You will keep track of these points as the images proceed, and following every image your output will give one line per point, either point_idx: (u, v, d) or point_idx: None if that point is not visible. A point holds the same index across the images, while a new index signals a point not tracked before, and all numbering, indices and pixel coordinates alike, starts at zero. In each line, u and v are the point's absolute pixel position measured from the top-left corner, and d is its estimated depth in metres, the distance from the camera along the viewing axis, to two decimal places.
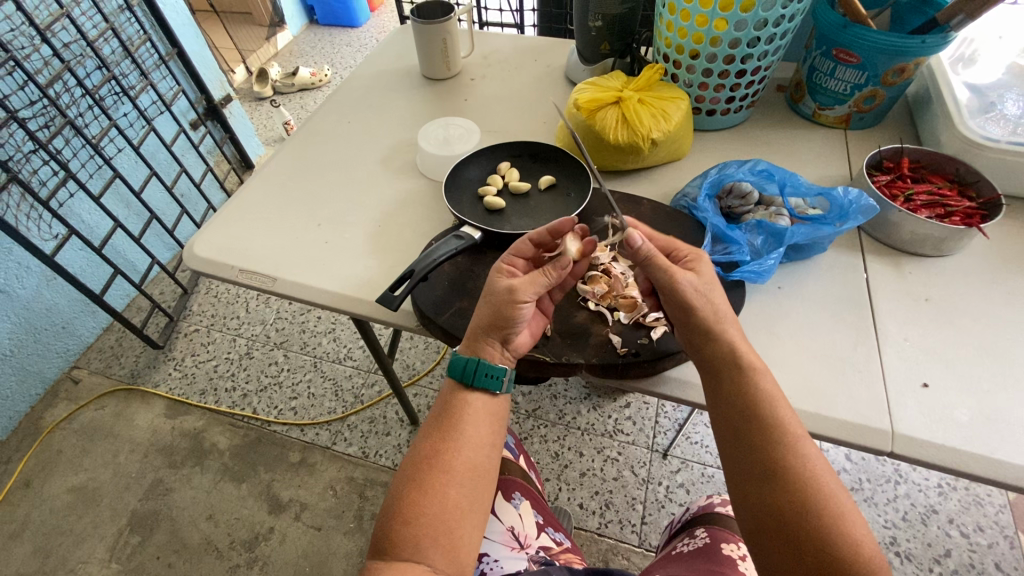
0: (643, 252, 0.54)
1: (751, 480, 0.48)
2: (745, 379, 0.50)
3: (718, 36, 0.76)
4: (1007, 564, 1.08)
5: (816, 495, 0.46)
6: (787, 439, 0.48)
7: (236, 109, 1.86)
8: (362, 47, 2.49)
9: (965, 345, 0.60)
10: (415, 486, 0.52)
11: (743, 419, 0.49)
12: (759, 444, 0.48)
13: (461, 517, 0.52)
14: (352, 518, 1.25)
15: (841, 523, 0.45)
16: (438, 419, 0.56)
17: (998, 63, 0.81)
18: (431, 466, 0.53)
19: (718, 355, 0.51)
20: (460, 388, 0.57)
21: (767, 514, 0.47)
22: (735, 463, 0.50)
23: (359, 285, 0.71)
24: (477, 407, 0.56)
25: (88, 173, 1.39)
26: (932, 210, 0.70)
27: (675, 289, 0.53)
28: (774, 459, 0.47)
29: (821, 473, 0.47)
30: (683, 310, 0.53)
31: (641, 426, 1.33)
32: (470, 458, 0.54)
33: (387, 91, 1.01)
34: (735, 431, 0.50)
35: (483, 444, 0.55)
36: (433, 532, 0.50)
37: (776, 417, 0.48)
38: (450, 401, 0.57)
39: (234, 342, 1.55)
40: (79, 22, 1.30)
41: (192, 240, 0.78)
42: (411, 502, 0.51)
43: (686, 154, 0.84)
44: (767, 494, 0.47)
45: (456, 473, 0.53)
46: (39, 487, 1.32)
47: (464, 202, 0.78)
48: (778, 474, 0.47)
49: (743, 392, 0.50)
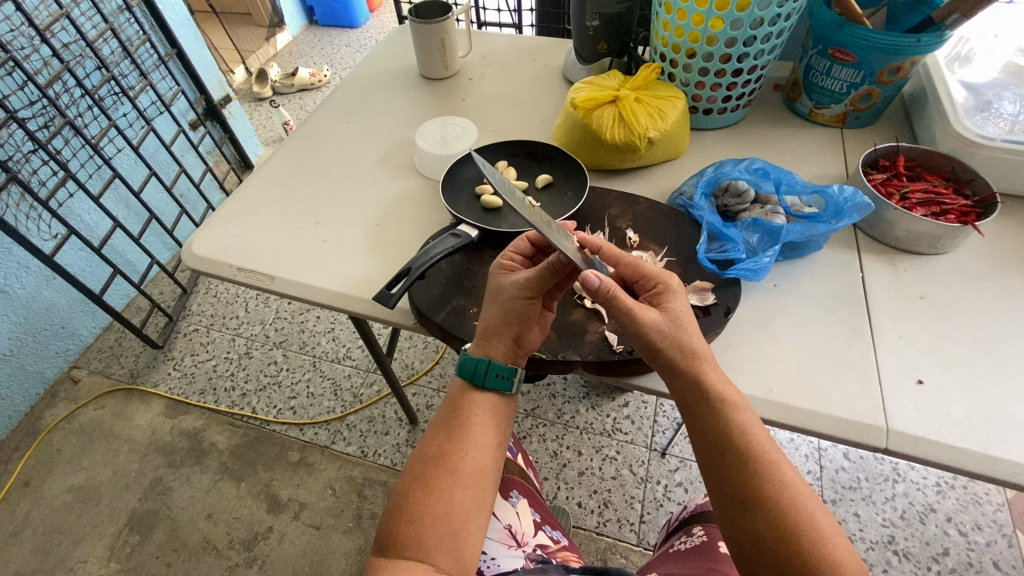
0: (603, 291, 0.51)
1: (732, 509, 0.48)
2: (715, 410, 0.50)
3: (715, 35, 0.76)
4: (1005, 563, 1.08)
5: (796, 520, 0.46)
6: (762, 467, 0.48)
7: (236, 109, 1.86)
8: (361, 48, 2.50)
9: (960, 343, 0.60)
10: (421, 486, 0.52)
11: (717, 450, 0.49)
12: (735, 474, 0.48)
13: (467, 517, 0.52)
14: (350, 517, 1.25)
15: (824, 546, 0.45)
16: (444, 420, 0.56)
17: (995, 62, 0.82)
18: (438, 466, 0.53)
19: (688, 389, 0.51)
20: (469, 389, 0.57)
21: (749, 544, 0.47)
22: (716, 492, 0.50)
23: (357, 284, 0.71)
24: (484, 408, 0.57)
25: (87, 173, 1.40)
26: (927, 208, 0.70)
27: (640, 331, 0.52)
28: (750, 487, 0.47)
29: (801, 498, 0.47)
30: (649, 350, 0.52)
31: (639, 425, 1.33)
32: (477, 459, 0.54)
33: (385, 90, 1.02)
34: (712, 461, 0.50)
35: (489, 445, 0.55)
36: (439, 532, 0.50)
37: (749, 444, 0.48)
38: (459, 401, 0.57)
39: (233, 342, 1.55)
40: (79, 23, 1.31)
41: (190, 239, 0.78)
42: (418, 501, 0.51)
43: (682, 153, 0.84)
44: (748, 523, 0.47)
45: (462, 473, 0.53)
46: (38, 486, 1.32)
47: (461, 201, 0.78)
48: (756, 502, 0.47)
49: (715, 422, 0.50)
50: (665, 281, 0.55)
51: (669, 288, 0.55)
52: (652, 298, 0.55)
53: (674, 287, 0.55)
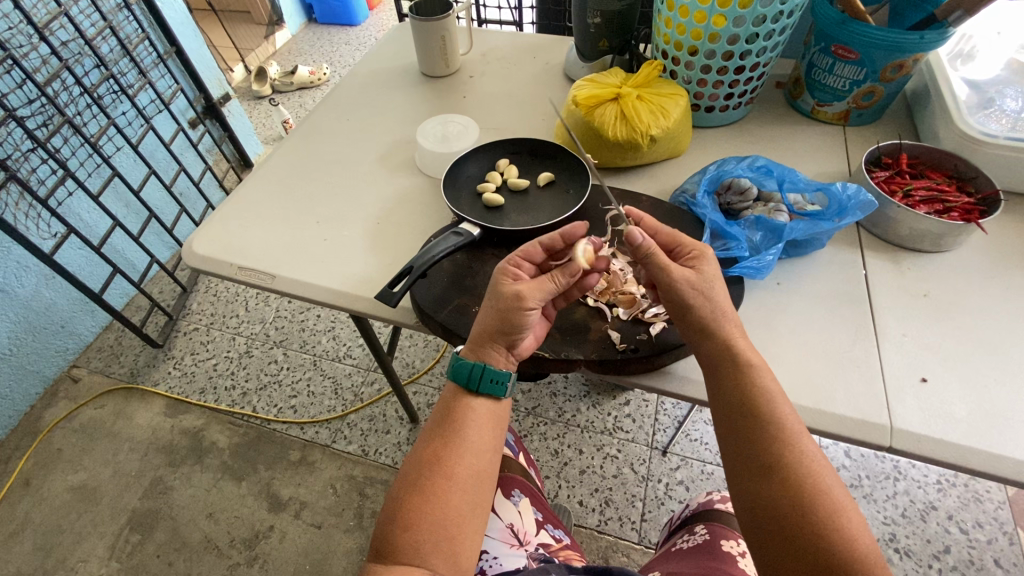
0: (643, 249, 0.53)
1: (749, 475, 0.48)
2: (741, 374, 0.50)
3: (717, 32, 0.76)
4: (1007, 561, 1.08)
5: (812, 489, 0.46)
6: (783, 434, 0.48)
7: (235, 107, 1.85)
8: (361, 46, 2.49)
9: (964, 340, 0.60)
10: (416, 490, 0.52)
11: (740, 413, 0.49)
12: (755, 437, 0.48)
13: (462, 522, 0.52)
14: (351, 516, 1.25)
15: (839, 518, 0.45)
16: (440, 424, 0.56)
17: (998, 59, 0.81)
18: (432, 471, 0.53)
19: (715, 352, 0.52)
20: (463, 393, 0.57)
21: (763, 510, 0.47)
22: (733, 458, 0.50)
23: (358, 283, 0.71)
24: (479, 412, 0.56)
25: (87, 172, 1.39)
26: (931, 205, 0.70)
27: (672, 284, 0.52)
28: (769, 451, 0.47)
29: (818, 469, 0.47)
30: (680, 306, 0.53)
31: (640, 423, 1.33)
32: (472, 463, 0.54)
33: (386, 89, 1.01)
34: (732, 424, 0.50)
35: (484, 449, 0.55)
36: (433, 538, 0.50)
37: (772, 411, 0.48)
38: (453, 405, 0.56)
39: (233, 341, 1.55)
40: (78, 21, 1.30)
41: (190, 238, 0.77)
42: (412, 507, 0.51)
43: (685, 150, 0.84)
44: (763, 488, 0.47)
45: (457, 478, 0.52)
46: (39, 486, 1.32)
47: (463, 200, 0.78)
48: (774, 467, 0.47)
49: (740, 386, 0.50)
50: (701, 248, 0.55)
51: (704, 255, 0.55)
52: (686, 263, 0.55)
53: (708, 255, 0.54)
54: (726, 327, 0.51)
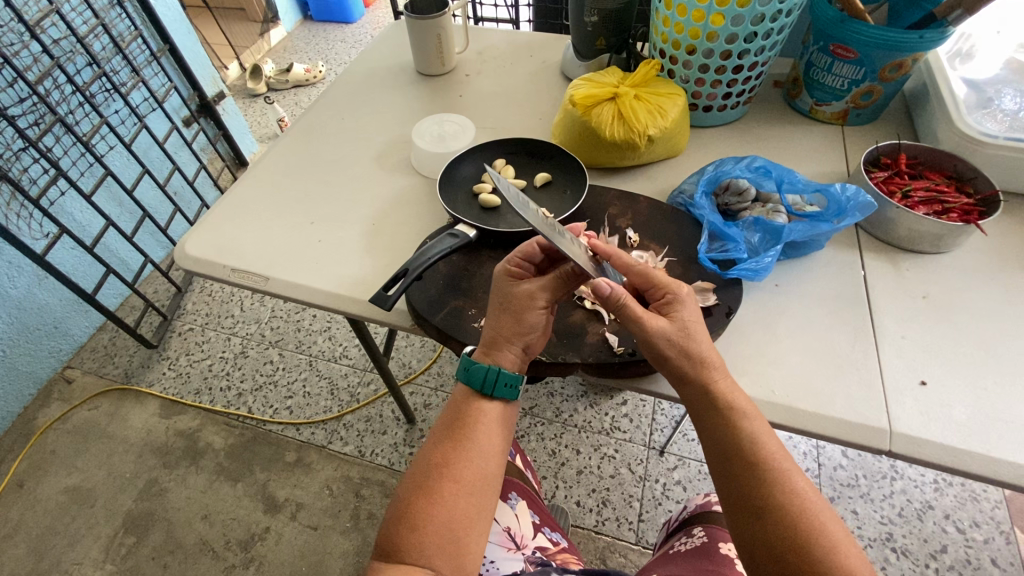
0: (614, 299, 0.51)
1: (743, 518, 0.48)
2: (725, 416, 0.50)
3: (715, 31, 0.75)
4: (1003, 559, 1.09)
5: (806, 528, 0.45)
6: (771, 474, 0.47)
7: (230, 105, 1.84)
8: (357, 43, 2.47)
9: (962, 342, 0.60)
10: (422, 493, 0.51)
11: (727, 457, 0.49)
12: (744, 480, 0.48)
13: (469, 525, 0.51)
14: (348, 517, 1.25)
15: (836, 555, 0.44)
16: (449, 425, 0.55)
17: (996, 58, 0.81)
18: (441, 473, 0.52)
19: (696, 397, 0.51)
20: (476, 396, 0.56)
21: (760, 552, 0.46)
22: (725, 501, 0.49)
23: (353, 284, 0.70)
24: (489, 416, 0.56)
25: (80, 171, 1.38)
26: (930, 206, 0.70)
27: (648, 338, 0.52)
28: (759, 494, 0.47)
29: (811, 506, 0.46)
30: (658, 357, 0.52)
31: (638, 423, 1.33)
32: (481, 467, 0.53)
33: (381, 87, 1.00)
34: (721, 469, 0.49)
35: (493, 453, 0.54)
36: (440, 539, 0.50)
37: (759, 451, 0.48)
38: (464, 408, 0.56)
39: (229, 341, 1.54)
40: (69, 19, 1.29)
41: (183, 240, 0.76)
42: (419, 507, 0.51)
43: (682, 150, 0.83)
44: (757, 531, 0.47)
45: (465, 481, 0.52)
46: (33, 488, 1.31)
47: (459, 200, 0.77)
48: (765, 509, 0.46)
49: (726, 429, 0.49)
50: (676, 291, 0.54)
51: (678, 298, 0.55)
52: (661, 306, 0.55)
53: (683, 297, 0.54)
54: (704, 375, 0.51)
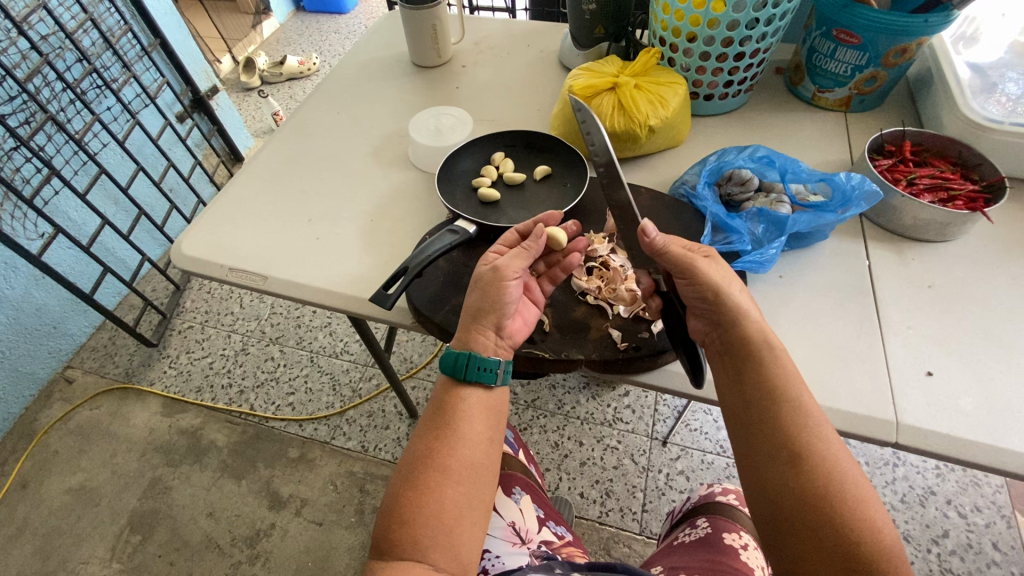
0: (660, 245, 0.54)
1: (773, 466, 0.48)
2: (766, 358, 0.50)
3: (716, 18, 0.74)
4: (1004, 544, 1.09)
5: (837, 478, 0.46)
6: (808, 421, 0.48)
7: (223, 100, 1.81)
8: (350, 34, 2.44)
9: (969, 332, 0.59)
10: (412, 487, 0.51)
11: (767, 401, 0.49)
12: (780, 425, 0.48)
13: (461, 514, 0.51)
14: (352, 512, 1.25)
15: (861, 508, 0.45)
16: (433, 415, 0.55)
17: (1000, 43, 0.80)
18: (428, 467, 0.51)
19: (743, 340, 0.51)
20: (454, 386, 0.55)
21: (786, 501, 0.47)
22: (755, 449, 0.49)
23: (352, 282, 0.69)
24: (472, 405, 0.55)
25: (73, 170, 1.37)
26: (934, 194, 0.69)
27: (695, 276, 0.53)
28: (793, 442, 0.47)
29: (842, 458, 0.47)
30: (710, 295, 0.53)
31: (640, 414, 1.33)
32: (467, 455, 0.52)
33: (376, 80, 0.98)
34: (755, 416, 0.50)
35: (477, 438, 0.53)
36: (434, 533, 0.49)
37: (797, 397, 0.49)
38: (444, 399, 0.55)
39: (229, 339, 1.54)
40: (57, 13, 1.27)
41: (179, 240, 0.75)
42: (409, 503, 0.50)
43: (684, 140, 0.82)
44: (789, 478, 0.47)
45: (452, 471, 0.51)
46: (37, 488, 1.31)
47: (458, 196, 0.76)
48: (798, 457, 0.47)
49: (768, 374, 0.50)
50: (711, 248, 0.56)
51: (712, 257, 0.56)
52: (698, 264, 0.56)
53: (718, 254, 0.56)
54: (748, 319, 0.52)
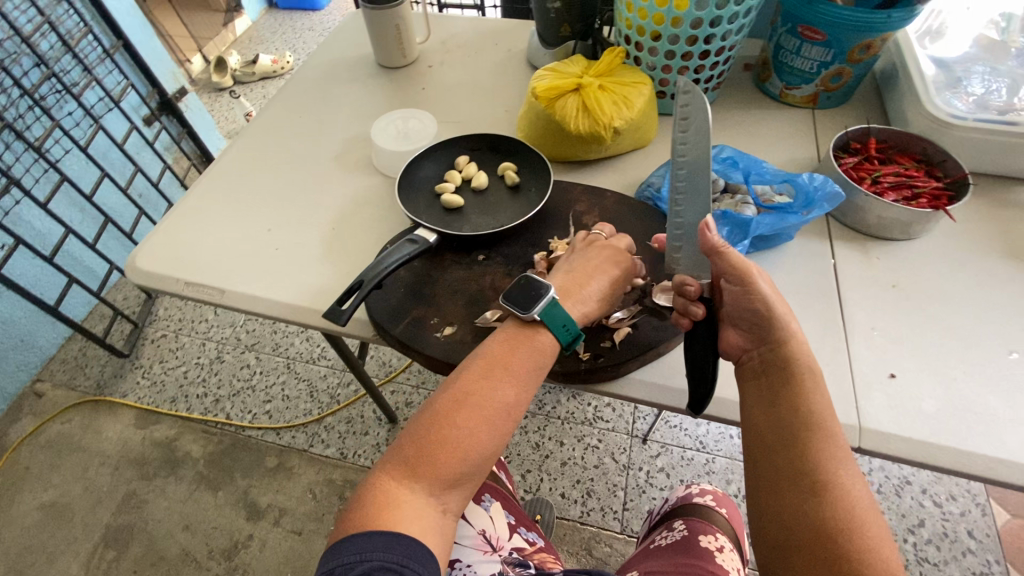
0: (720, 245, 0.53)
1: (794, 491, 0.46)
2: (807, 386, 0.49)
3: (680, 16, 0.73)
4: (979, 531, 1.11)
5: (859, 513, 0.44)
6: (839, 451, 0.47)
7: (193, 102, 1.76)
8: (325, 30, 2.39)
9: (931, 331, 0.59)
10: (449, 416, 0.47)
11: (802, 425, 0.48)
12: (811, 451, 0.47)
13: (489, 457, 0.48)
14: (332, 521, 1.23)
15: (881, 549, 0.43)
16: (495, 354, 0.51)
17: (966, 36, 0.79)
18: (475, 402, 0.48)
19: (779, 367, 0.50)
20: (534, 330, 0.53)
21: (804, 528, 0.45)
22: (776, 473, 0.48)
23: (312, 294, 0.67)
24: (536, 356, 0.52)
25: (34, 179, 1.33)
26: (898, 192, 0.69)
27: (750, 288, 0.51)
28: (819, 469, 0.46)
29: (865, 495, 0.45)
30: (755, 314, 0.51)
31: (620, 413, 1.33)
32: (513, 406, 0.50)
33: (340, 82, 0.96)
34: (783, 438, 0.48)
35: (529, 388, 0.51)
36: (460, 467, 0.47)
37: (831, 426, 0.48)
38: (512, 342, 0.52)
39: (203, 347, 1.50)
40: (12, 17, 1.22)
41: (134, 253, 0.73)
42: (446, 430, 0.47)
43: (651, 140, 0.81)
44: (807, 505, 0.45)
45: (495, 417, 0.49)
46: (7, 506, 1.28)
47: (421, 203, 0.74)
48: (822, 485, 0.45)
49: (804, 400, 0.49)
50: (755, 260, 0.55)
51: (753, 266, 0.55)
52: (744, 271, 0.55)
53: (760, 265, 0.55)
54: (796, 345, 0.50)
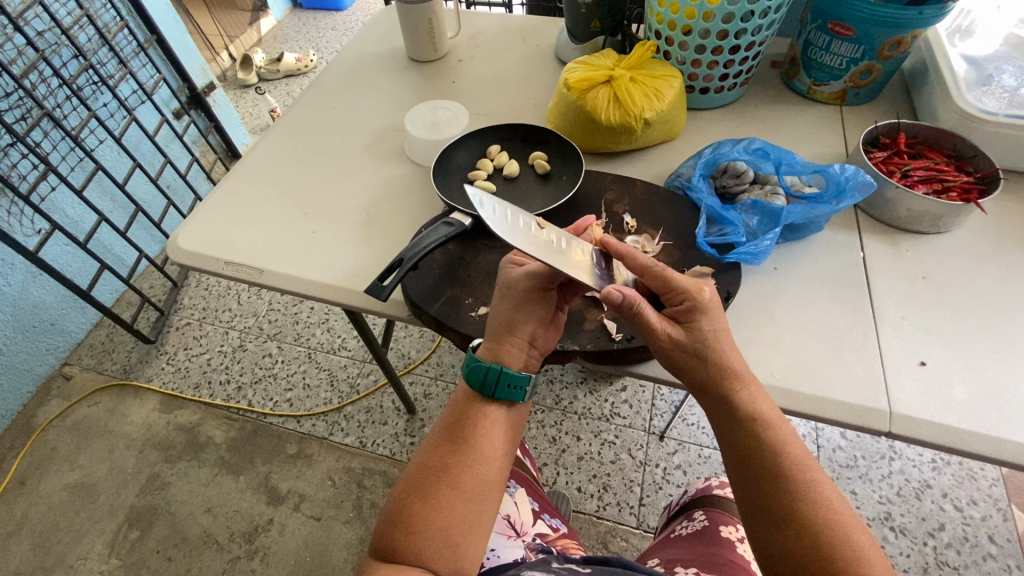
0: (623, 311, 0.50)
1: (765, 527, 0.47)
2: (751, 420, 0.49)
3: (711, 10, 0.74)
4: (1000, 536, 1.10)
5: (832, 537, 0.44)
6: (795, 482, 0.46)
7: (220, 96, 1.79)
8: (348, 30, 2.43)
9: (962, 321, 0.59)
10: (415, 499, 0.51)
11: (748, 468, 0.48)
12: (770, 485, 0.47)
13: (469, 529, 0.51)
14: (350, 508, 1.25)
15: (860, 566, 0.43)
16: (450, 430, 0.55)
17: (996, 35, 0.80)
18: (440, 477, 0.52)
19: (720, 406, 0.50)
20: (478, 400, 0.56)
21: (781, 561, 0.46)
22: (746, 509, 0.49)
23: (348, 275, 0.69)
24: (492, 421, 0.55)
25: (70, 167, 1.37)
26: (929, 185, 0.69)
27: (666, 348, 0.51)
28: (779, 502, 0.46)
29: (838, 515, 0.45)
30: (680, 365, 0.51)
31: (638, 408, 1.33)
32: (483, 473, 0.53)
33: (372, 74, 0.98)
34: (743, 476, 0.49)
35: (492, 453, 0.54)
36: (438, 542, 0.49)
37: (783, 459, 0.47)
38: (466, 413, 0.55)
39: (227, 336, 1.53)
40: (53, 10, 1.27)
41: (175, 233, 0.75)
42: (415, 512, 0.50)
43: (679, 134, 0.82)
44: (777, 540, 0.46)
45: (464, 487, 0.51)
46: (35, 485, 1.31)
47: (454, 190, 0.76)
48: (788, 520, 0.46)
49: (750, 435, 0.48)
50: (693, 300, 0.51)
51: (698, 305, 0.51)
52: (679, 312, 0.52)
53: (701, 306, 0.51)
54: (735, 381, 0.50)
